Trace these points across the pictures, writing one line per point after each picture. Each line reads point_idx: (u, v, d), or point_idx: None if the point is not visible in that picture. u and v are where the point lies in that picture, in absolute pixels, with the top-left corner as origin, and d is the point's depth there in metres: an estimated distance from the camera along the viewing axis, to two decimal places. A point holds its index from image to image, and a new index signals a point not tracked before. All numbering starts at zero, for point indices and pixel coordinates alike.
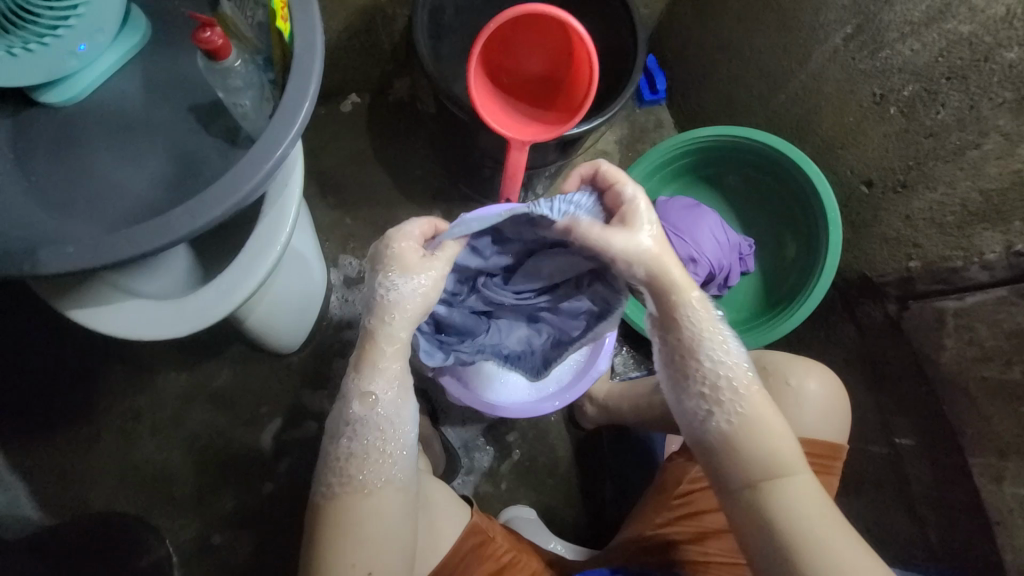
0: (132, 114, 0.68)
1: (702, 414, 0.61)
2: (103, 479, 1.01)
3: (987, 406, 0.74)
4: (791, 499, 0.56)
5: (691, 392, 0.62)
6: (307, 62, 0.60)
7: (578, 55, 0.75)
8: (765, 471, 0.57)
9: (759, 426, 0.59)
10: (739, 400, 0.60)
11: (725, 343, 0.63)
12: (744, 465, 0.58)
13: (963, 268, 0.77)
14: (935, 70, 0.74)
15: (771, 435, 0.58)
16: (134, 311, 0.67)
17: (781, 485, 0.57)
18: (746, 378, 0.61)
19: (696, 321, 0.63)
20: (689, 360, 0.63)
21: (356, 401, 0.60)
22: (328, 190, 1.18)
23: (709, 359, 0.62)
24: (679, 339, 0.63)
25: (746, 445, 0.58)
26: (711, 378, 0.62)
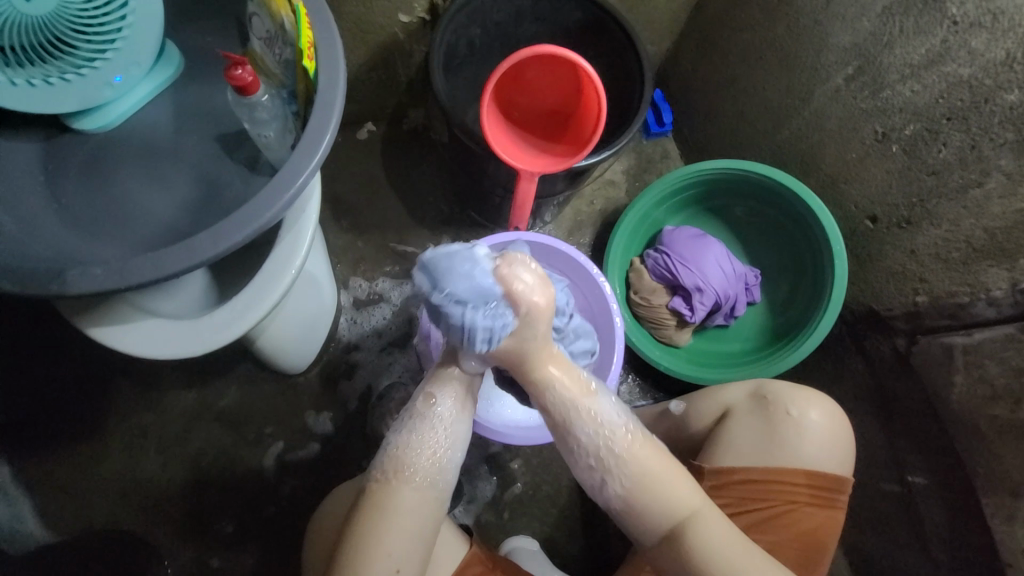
0: (161, 141, 0.72)
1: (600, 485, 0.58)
2: (106, 496, 1.01)
3: (1000, 445, 0.73)
4: (702, 539, 0.58)
5: (582, 461, 0.58)
6: (330, 97, 0.63)
7: (587, 92, 0.79)
8: (665, 525, 0.59)
9: (650, 488, 0.57)
10: (618, 465, 0.57)
11: (596, 405, 0.58)
12: (652, 525, 0.59)
13: (970, 304, 0.77)
14: (935, 110, 0.76)
15: (666, 491, 0.58)
16: (150, 331, 0.69)
17: (691, 529, 0.58)
18: (623, 437, 0.58)
19: (563, 390, 0.58)
20: (569, 431, 0.58)
21: (420, 402, 0.59)
22: (342, 213, 1.21)
23: (592, 428, 0.57)
24: (550, 406, 0.58)
25: (644, 508, 0.58)
26: (598, 445, 0.57)
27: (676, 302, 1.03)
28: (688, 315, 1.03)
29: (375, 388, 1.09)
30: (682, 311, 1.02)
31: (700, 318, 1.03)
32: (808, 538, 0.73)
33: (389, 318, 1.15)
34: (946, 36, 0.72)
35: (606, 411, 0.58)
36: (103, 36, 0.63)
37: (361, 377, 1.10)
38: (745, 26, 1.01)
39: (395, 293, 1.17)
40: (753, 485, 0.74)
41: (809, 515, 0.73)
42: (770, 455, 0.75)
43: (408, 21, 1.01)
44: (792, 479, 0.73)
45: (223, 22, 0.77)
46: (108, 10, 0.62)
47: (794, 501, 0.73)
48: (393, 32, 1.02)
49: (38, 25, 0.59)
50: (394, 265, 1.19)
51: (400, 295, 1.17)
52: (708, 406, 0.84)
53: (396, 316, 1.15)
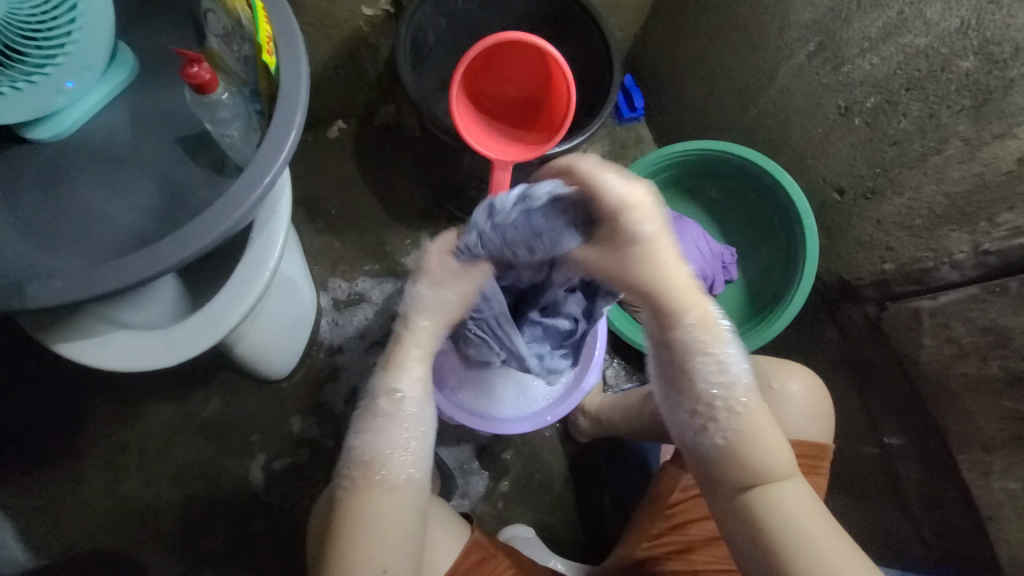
0: (119, 147, 0.70)
1: (703, 424, 0.58)
2: (89, 517, 0.98)
3: (969, 401, 0.76)
4: (790, 507, 0.54)
5: (688, 402, 0.60)
6: (292, 91, 0.62)
7: (556, 79, 0.79)
8: (761, 480, 0.55)
9: (761, 431, 0.56)
10: (742, 406, 0.57)
11: (726, 359, 0.59)
12: (747, 474, 0.55)
13: (934, 268, 0.79)
14: (894, 82, 0.78)
15: (774, 443, 0.57)
16: (122, 342, 0.67)
17: (779, 490, 0.55)
18: (745, 391, 0.58)
19: (693, 338, 0.58)
20: (685, 372, 0.59)
21: (384, 398, 0.59)
22: (316, 214, 1.19)
23: (707, 375, 0.58)
24: (680, 343, 0.59)
25: (746, 453, 0.56)
26: (709, 389, 0.58)
27: None
28: None
29: (361, 389, 1.08)
30: None
31: None
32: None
33: (372, 318, 1.14)
34: (902, 8, 0.74)
35: (736, 361, 0.59)
36: (53, 41, 0.60)
37: (346, 379, 1.09)
38: (709, 6, 1.02)
39: (376, 292, 1.16)
40: None
41: None
42: None
43: (373, 14, 0.98)
44: None
45: (176, 21, 0.75)
46: (55, 13, 0.59)
47: None
48: (358, 26, 1.00)
49: None
50: (373, 264, 1.17)
51: (381, 293, 1.16)
52: None
53: (378, 316, 1.14)
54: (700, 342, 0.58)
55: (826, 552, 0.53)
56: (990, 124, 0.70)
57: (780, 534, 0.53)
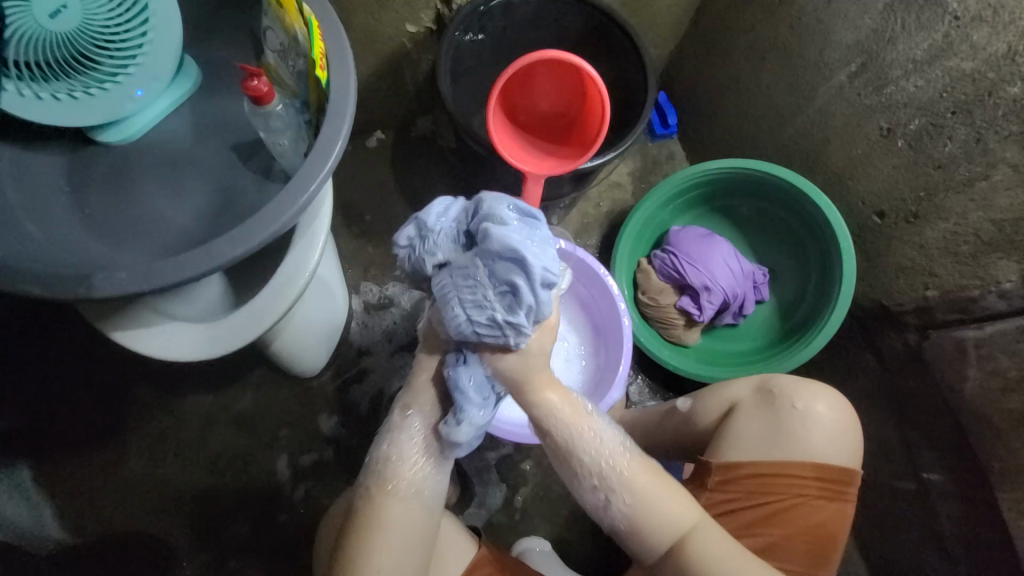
0: (180, 151, 0.75)
1: (603, 505, 0.64)
2: (128, 497, 1.04)
3: (1016, 439, 0.73)
4: (705, 553, 0.64)
5: (585, 488, 0.64)
6: (341, 104, 0.65)
7: (591, 95, 0.80)
8: (669, 539, 0.64)
9: (647, 497, 0.63)
10: (615, 483, 0.63)
11: (595, 430, 0.64)
12: (652, 545, 0.64)
13: (981, 297, 0.76)
14: (940, 105, 0.76)
15: (663, 506, 0.63)
16: (173, 333, 0.71)
17: (693, 542, 0.64)
18: (621, 459, 0.64)
19: (557, 424, 0.64)
20: (569, 456, 0.64)
21: (395, 414, 0.68)
22: (352, 220, 1.24)
23: (588, 453, 0.63)
24: (558, 436, 0.64)
25: (641, 524, 0.63)
26: (597, 471, 0.63)
27: (685, 301, 1.05)
28: (697, 314, 1.05)
29: (386, 391, 1.11)
30: (690, 309, 1.05)
31: (708, 317, 1.05)
32: (818, 533, 0.73)
33: (400, 323, 1.16)
34: (948, 31, 0.72)
35: (602, 433, 0.64)
36: (125, 52, 0.66)
37: (372, 380, 1.12)
38: (747, 26, 1.02)
39: (405, 297, 1.19)
40: (762, 479, 0.73)
41: (818, 508, 0.73)
42: (776, 448, 0.75)
43: (416, 31, 1.02)
44: (801, 472, 0.73)
45: (237, 36, 0.80)
46: (129, 27, 0.66)
47: (803, 495, 0.73)
48: (401, 42, 1.04)
49: (64, 41, 0.62)
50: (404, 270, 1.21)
51: (410, 299, 1.18)
52: (714, 402, 0.82)
53: (406, 320, 1.17)
54: (569, 432, 0.63)
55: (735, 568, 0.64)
56: None
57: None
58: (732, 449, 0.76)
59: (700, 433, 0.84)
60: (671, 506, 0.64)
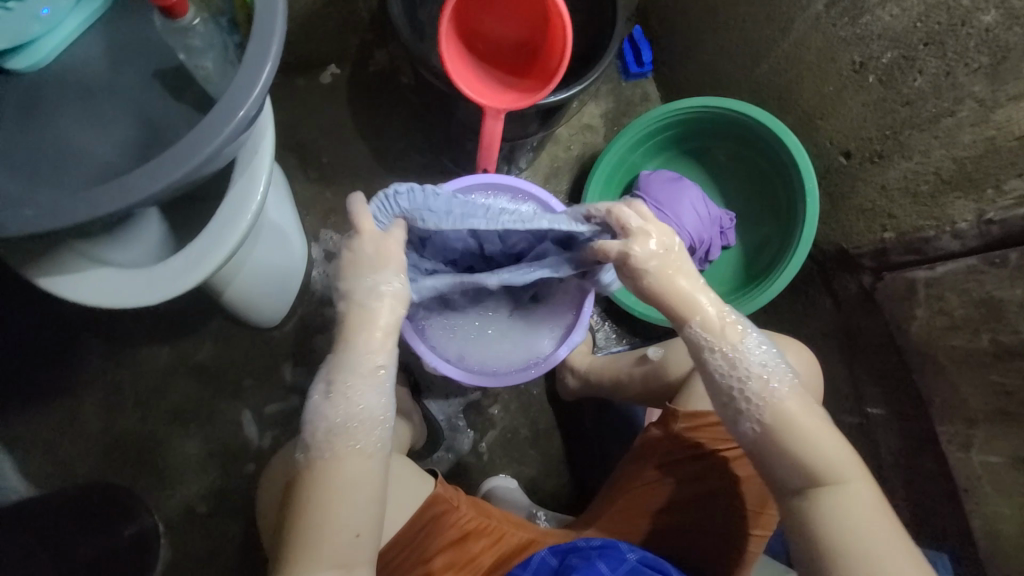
0: (96, 79, 0.67)
1: (735, 421, 0.63)
2: (88, 451, 1.02)
3: (956, 374, 0.76)
4: (840, 505, 0.58)
5: (723, 400, 0.63)
6: (268, 23, 0.59)
7: (552, 19, 0.74)
8: (799, 481, 0.60)
9: (790, 422, 0.60)
10: (778, 403, 0.61)
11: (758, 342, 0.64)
12: (786, 474, 0.60)
13: (935, 238, 0.76)
14: (913, 36, 0.73)
15: (802, 434, 0.60)
16: (105, 278, 0.66)
17: (824, 489, 0.59)
18: (772, 378, 0.62)
19: (716, 335, 0.64)
20: (717, 366, 0.63)
21: (358, 373, 0.60)
22: (308, 163, 1.16)
23: (737, 362, 0.63)
24: (703, 342, 0.64)
25: (784, 445, 0.60)
26: (738, 381, 0.62)
27: None
28: None
29: None
30: None
31: None
32: None
33: None
34: None
35: (753, 349, 0.63)
36: None
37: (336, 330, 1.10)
38: None
39: None
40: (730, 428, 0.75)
41: None
42: None
43: None
44: None
45: None
46: None
47: None
48: None
49: None
50: None
51: None
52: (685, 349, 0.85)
53: None
54: (715, 340, 0.64)
55: (868, 535, 0.57)
56: (1008, 84, 0.66)
57: (819, 531, 0.58)
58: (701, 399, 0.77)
59: (671, 382, 0.86)
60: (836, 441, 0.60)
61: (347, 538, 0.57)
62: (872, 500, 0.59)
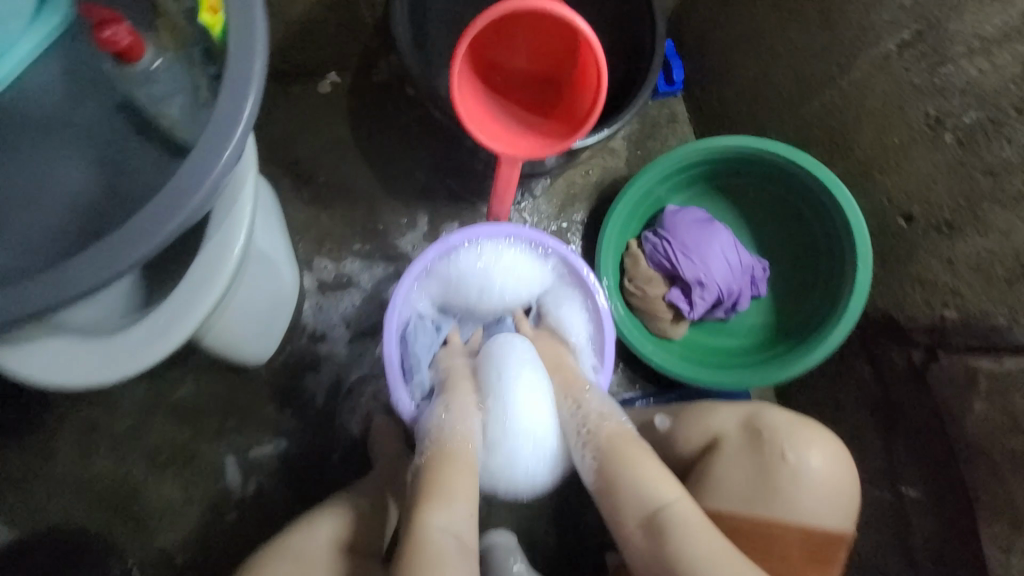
0: (48, 113, 0.57)
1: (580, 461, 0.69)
2: (59, 492, 0.95)
3: (1014, 481, 0.68)
4: (683, 538, 0.59)
5: (574, 445, 0.71)
6: (245, 70, 0.48)
7: (585, 56, 0.63)
8: (641, 513, 0.62)
9: (624, 457, 0.65)
10: (607, 433, 0.68)
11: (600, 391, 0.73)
12: (627, 508, 0.63)
13: (1004, 327, 0.67)
14: (1002, 98, 0.63)
15: (653, 472, 0.64)
16: (58, 351, 0.57)
17: (668, 518, 0.60)
18: (606, 419, 0.70)
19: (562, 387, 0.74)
20: (570, 415, 0.72)
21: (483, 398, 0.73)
22: (302, 182, 1.06)
23: (584, 405, 0.72)
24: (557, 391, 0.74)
25: (617, 476, 0.64)
26: (585, 424, 0.70)
27: (674, 294, 0.96)
28: (686, 310, 0.96)
29: (344, 380, 1.02)
30: (678, 304, 0.96)
31: (699, 313, 0.96)
32: None
33: (359, 305, 1.04)
34: None
35: (594, 394, 0.73)
36: None
37: (329, 369, 1.02)
38: None
39: (365, 276, 1.06)
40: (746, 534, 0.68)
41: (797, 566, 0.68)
42: (762, 499, 0.69)
43: None
44: (785, 529, 0.67)
45: None
46: None
47: (788, 557, 0.67)
48: None
49: None
50: (364, 244, 1.06)
51: (371, 278, 1.06)
52: (699, 428, 0.76)
53: (366, 303, 1.05)
54: (569, 389, 0.74)
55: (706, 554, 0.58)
56: None
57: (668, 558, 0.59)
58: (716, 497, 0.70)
59: (682, 460, 0.78)
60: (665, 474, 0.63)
61: (453, 537, 0.57)
62: (718, 537, 0.60)
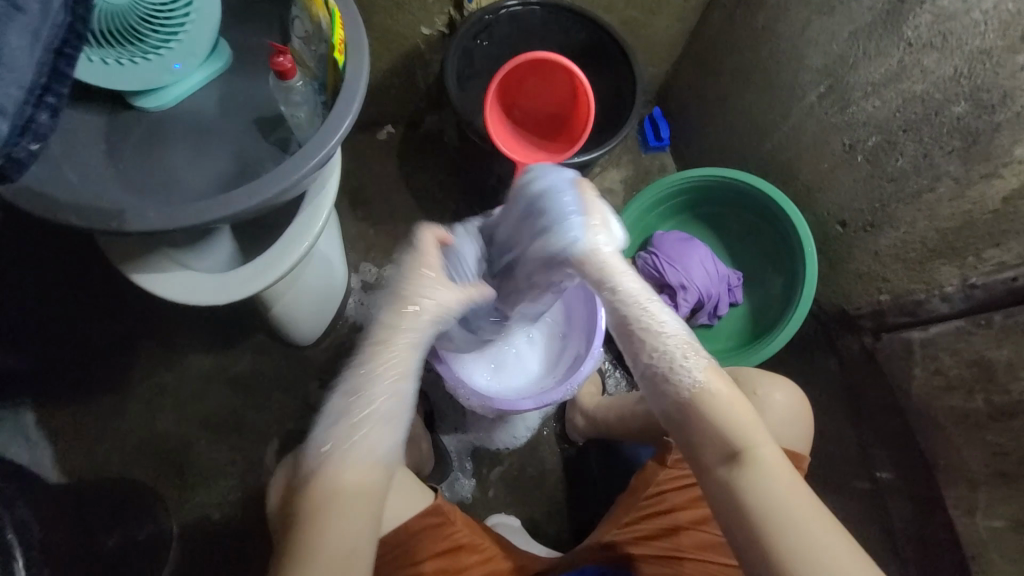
0: (208, 121, 0.82)
1: (656, 381, 0.59)
2: (122, 449, 1.09)
3: (957, 437, 0.79)
4: (763, 476, 0.54)
5: (648, 364, 0.59)
6: (353, 84, 0.72)
7: (579, 96, 0.90)
8: (721, 449, 0.56)
9: (705, 395, 0.57)
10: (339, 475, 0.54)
11: (662, 310, 0.61)
12: (715, 436, 0.56)
13: (927, 300, 0.82)
14: (893, 123, 0.81)
15: (728, 409, 0.57)
16: (185, 280, 0.78)
17: (748, 459, 0.55)
18: (688, 346, 0.59)
19: (631, 301, 0.61)
20: (627, 329, 0.61)
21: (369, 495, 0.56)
22: (358, 205, 1.31)
23: (656, 329, 0.60)
24: (618, 306, 0.61)
25: (706, 412, 0.57)
26: (664, 354, 0.59)
27: (662, 298, 1.10)
28: (672, 311, 1.09)
29: None
30: (666, 307, 1.09)
31: (683, 314, 1.10)
32: None
33: None
34: (902, 56, 0.78)
35: (666, 321, 0.61)
36: (170, 30, 0.75)
37: None
38: (734, 48, 1.09)
39: None
40: None
41: None
42: None
43: (430, 33, 1.11)
44: None
45: (267, 21, 0.87)
46: (175, 8, 0.75)
47: None
48: (416, 43, 1.13)
49: (120, 13, 0.71)
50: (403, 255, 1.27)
51: None
52: None
53: None
54: (648, 336, 0.59)
55: (824, 537, 0.51)
56: (978, 165, 0.73)
57: (764, 527, 0.52)
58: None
59: None
60: (776, 445, 0.56)
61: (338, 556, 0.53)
62: (798, 487, 0.55)
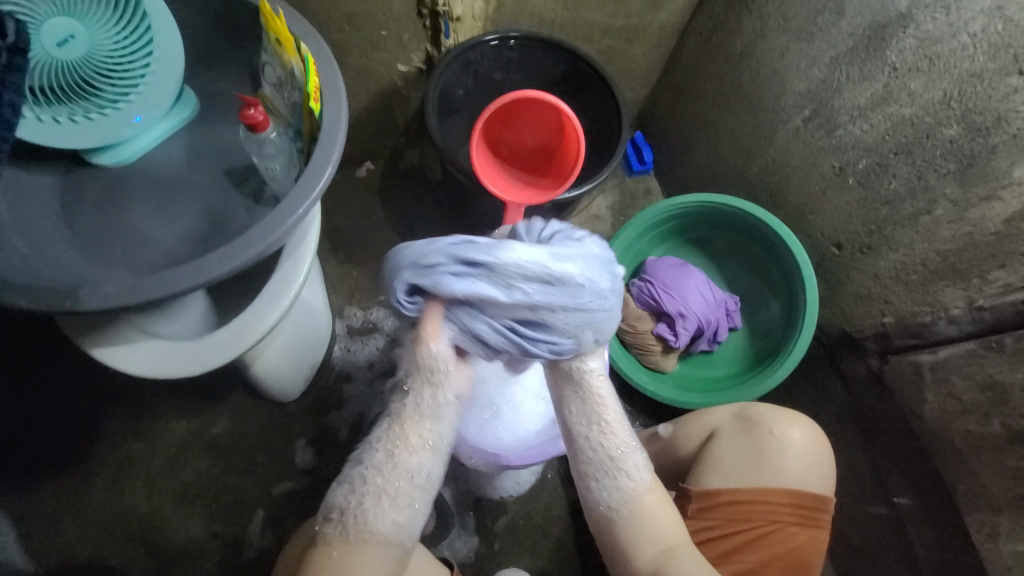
0: (174, 176, 0.76)
1: (602, 485, 0.64)
2: (88, 531, 0.99)
3: (976, 462, 0.77)
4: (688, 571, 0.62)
5: (600, 468, 0.64)
6: (332, 133, 0.68)
7: (567, 130, 0.87)
8: (655, 545, 0.64)
9: (648, 504, 0.64)
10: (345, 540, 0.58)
11: (619, 420, 0.65)
12: (651, 535, 0.64)
13: (932, 322, 0.81)
14: (884, 146, 0.81)
15: (663, 514, 0.65)
16: (152, 351, 0.71)
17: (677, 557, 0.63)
18: (639, 459, 0.65)
19: (592, 398, 0.64)
20: (590, 430, 0.64)
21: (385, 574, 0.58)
22: (338, 246, 1.25)
23: (607, 435, 0.64)
24: (589, 407, 0.64)
25: (643, 515, 0.64)
26: (617, 463, 0.64)
27: (661, 328, 1.07)
28: (672, 340, 1.06)
29: (366, 417, 1.11)
30: (665, 336, 1.06)
31: (683, 343, 1.07)
32: (792, 557, 0.74)
33: (382, 348, 1.17)
34: (888, 80, 0.78)
35: (621, 430, 0.65)
36: (127, 81, 0.69)
37: (351, 407, 1.11)
38: (713, 74, 1.08)
39: (388, 322, 1.19)
40: (736, 507, 0.74)
41: (794, 534, 0.74)
42: (758, 474, 0.76)
43: (407, 70, 1.07)
44: (777, 499, 0.74)
45: (235, 66, 0.82)
46: (133, 58, 0.68)
47: (778, 521, 0.74)
48: (392, 80, 1.09)
49: (66, 67, 0.63)
50: (389, 295, 1.22)
51: (393, 324, 1.19)
52: (696, 428, 0.85)
53: (388, 346, 1.17)
54: (597, 432, 0.64)
55: None
56: (976, 187, 0.73)
57: None
58: (712, 475, 0.77)
59: (682, 460, 0.86)
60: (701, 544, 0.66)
61: None
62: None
